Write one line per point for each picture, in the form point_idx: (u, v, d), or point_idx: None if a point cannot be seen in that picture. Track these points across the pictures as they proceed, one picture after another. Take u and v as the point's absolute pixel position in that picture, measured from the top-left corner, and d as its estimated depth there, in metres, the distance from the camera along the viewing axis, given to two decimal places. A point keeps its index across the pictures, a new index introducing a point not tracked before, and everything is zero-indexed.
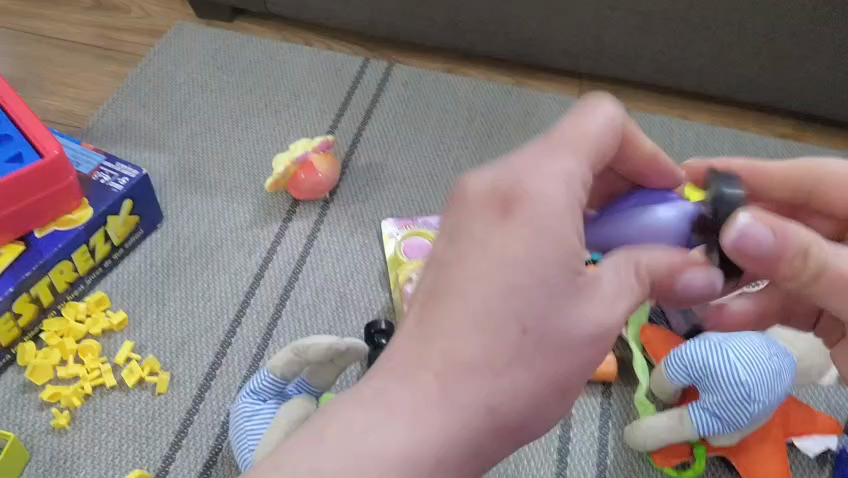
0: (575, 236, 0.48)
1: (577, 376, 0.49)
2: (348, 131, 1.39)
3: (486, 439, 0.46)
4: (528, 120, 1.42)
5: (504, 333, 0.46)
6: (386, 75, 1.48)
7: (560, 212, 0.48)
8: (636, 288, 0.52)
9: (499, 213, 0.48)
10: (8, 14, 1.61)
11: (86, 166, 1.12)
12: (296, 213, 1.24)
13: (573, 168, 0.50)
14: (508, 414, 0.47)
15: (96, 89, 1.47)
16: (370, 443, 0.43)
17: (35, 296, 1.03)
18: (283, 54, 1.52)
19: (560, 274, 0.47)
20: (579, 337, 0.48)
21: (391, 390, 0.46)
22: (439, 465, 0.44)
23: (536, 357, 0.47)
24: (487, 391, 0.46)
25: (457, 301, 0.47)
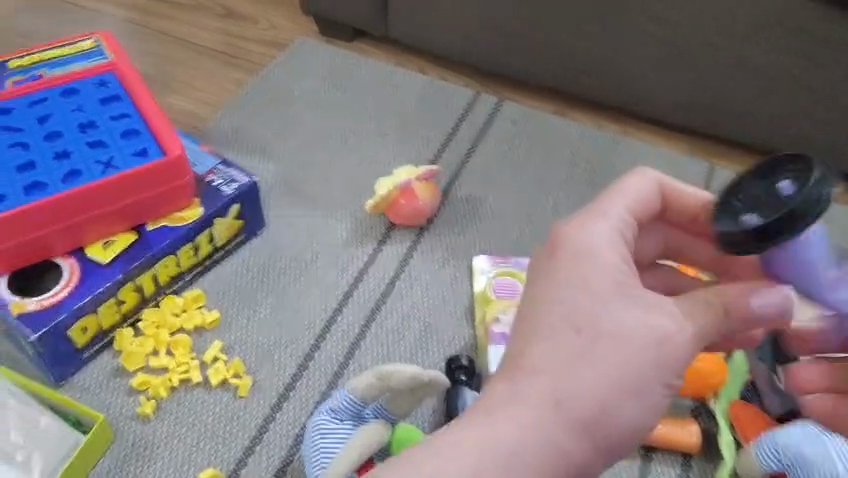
0: (614, 263, 0.56)
1: (648, 379, 0.53)
2: (450, 161, 1.40)
3: (563, 437, 0.52)
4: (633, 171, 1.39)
5: (562, 340, 0.54)
6: (495, 111, 1.48)
7: (603, 245, 0.57)
8: (703, 309, 0.55)
9: (552, 258, 0.58)
10: (146, 13, 1.71)
11: (201, 167, 1.17)
12: (391, 238, 1.26)
13: (613, 216, 0.59)
14: (580, 416, 0.52)
15: (218, 94, 1.53)
16: (457, 445, 0.52)
17: (138, 286, 1.08)
18: (397, 79, 1.55)
19: (603, 289, 0.55)
20: (635, 340, 0.53)
21: (483, 403, 0.54)
22: (516, 457, 0.52)
23: (596, 360, 0.53)
24: (554, 390, 0.53)
25: (524, 326, 0.56)
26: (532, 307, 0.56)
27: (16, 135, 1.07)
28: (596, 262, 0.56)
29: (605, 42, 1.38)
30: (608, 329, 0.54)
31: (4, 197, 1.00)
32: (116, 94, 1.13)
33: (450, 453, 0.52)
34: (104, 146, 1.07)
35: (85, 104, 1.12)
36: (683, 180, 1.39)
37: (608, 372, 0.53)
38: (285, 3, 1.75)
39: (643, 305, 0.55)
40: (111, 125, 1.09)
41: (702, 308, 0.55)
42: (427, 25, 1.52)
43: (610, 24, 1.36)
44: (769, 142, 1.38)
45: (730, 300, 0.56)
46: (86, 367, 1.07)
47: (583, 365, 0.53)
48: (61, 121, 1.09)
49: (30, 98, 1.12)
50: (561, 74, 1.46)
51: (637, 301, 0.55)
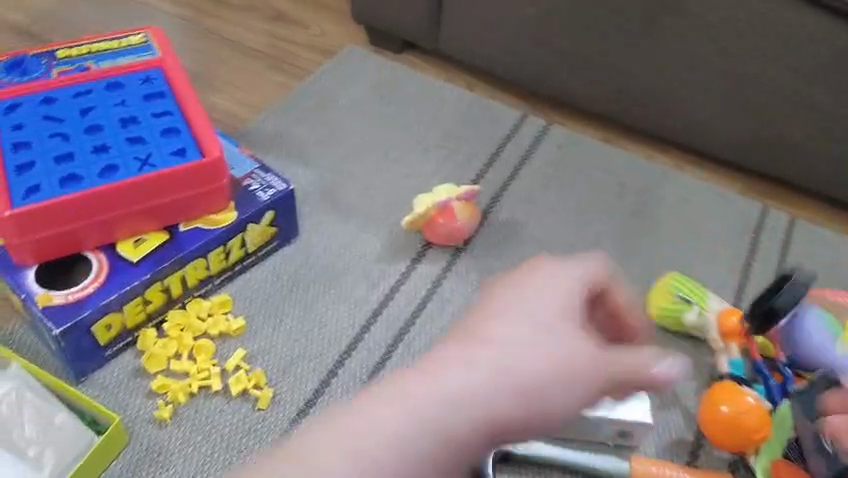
0: (542, 308, 0.57)
1: (541, 397, 0.54)
2: (493, 182, 1.36)
3: (449, 433, 0.52)
4: (682, 205, 1.34)
5: (472, 351, 0.55)
6: (543, 133, 1.44)
7: (541, 293, 0.58)
8: (593, 362, 0.55)
9: (495, 293, 0.59)
10: (198, 12, 1.71)
11: (239, 171, 1.15)
12: (425, 257, 1.22)
13: (560, 274, 0.59)
14: (471, 415, 0.53)
15: (262, 96, 1.52)
16: (356, 419, 0.52)
17: (166, 287, 1.06)
18: (443, 95, 1.52)
19: (527, 320, 0.57)
20: (537, 363, 0.55)
21: (385, 389, 0.54)
22: (397, 440, 0.51)
23: (497, 375, 0.54)
24: (450, 389, 0.53)
25: (448, 342, 0.56)
26: (460, 328, 0.57)
27: (58, 126, 1.06)
28: (527, 305, 0.57)
29: (664, 72, 1.33)
30: (515, 350, 0.55)
31: (39, 187, 0.98)
32: (160, 91, 1.12)
33: (343, 429, 0.52)
34: (144, 142, 1.05)
35: (129, 99, 1.11)
36: (734, 218, 1.33)
37: (504, 379, 0.54)
38: (336, 12, 1.74)
39: (552, 339, 0.56)
40: (153, 122, 1.08)
41: (596, 358, 0.56)
42: (479, 43, 1.49)
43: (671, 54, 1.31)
44: (828, 185, 1.32)
45: (626, 363, 0.55)
46: (107, 365, 1.05)
47: (484, 374, 0.54)
48: (103, 115, 1.08)
49: (75, 89, 1.11)
50: (614, 101, 1.42)
51: (549, 338, 0.56)
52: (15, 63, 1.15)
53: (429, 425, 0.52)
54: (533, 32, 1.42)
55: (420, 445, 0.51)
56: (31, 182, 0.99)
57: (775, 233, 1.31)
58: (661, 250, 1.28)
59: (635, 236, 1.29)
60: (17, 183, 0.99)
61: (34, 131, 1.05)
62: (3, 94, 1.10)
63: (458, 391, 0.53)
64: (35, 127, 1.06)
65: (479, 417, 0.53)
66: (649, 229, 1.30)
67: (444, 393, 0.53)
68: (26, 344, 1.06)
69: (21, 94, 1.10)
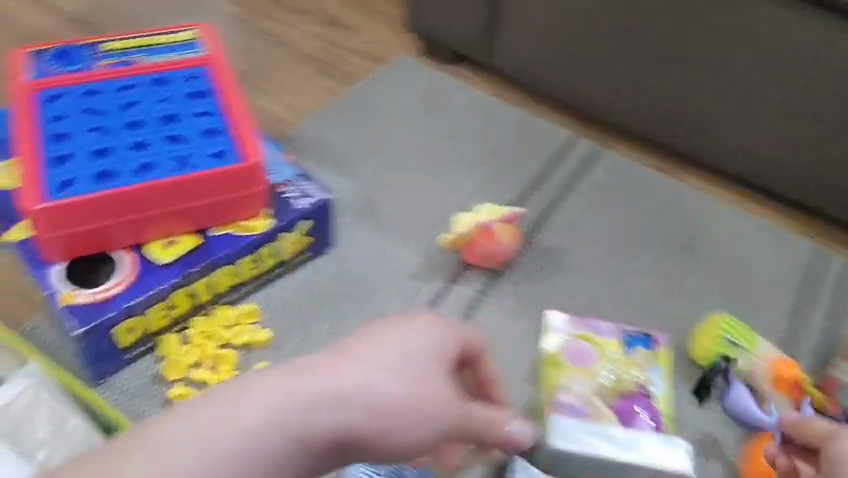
0: (420, 357, 0.60)
1: (397, 437, 0.57)
2: (538, 203, 1.31)
3: (306, 443, 0.51)
4: (736, 241, 1.27)
5: (345, 372, 0.55)
6: (593, 157, 1.38)
7: (419, 338, 0.61)
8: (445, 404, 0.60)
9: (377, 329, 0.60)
10: (250, 11, 1.69)
11: (277, 176, 1.11)
12: (462, 277, 1.17)
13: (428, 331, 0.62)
14: (338, 428, 0.53)
15: (308, 100, 1.49)
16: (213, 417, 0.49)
17: (192, 293, 1.03)
18: (493, 110, 1.47)
19: (404, 361, 0.59)
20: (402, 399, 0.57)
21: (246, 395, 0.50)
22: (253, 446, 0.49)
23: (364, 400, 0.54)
24: (318, 391, 0.52)
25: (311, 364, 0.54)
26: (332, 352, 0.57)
27: (99, 119, 1.04)
28: (402, 342, 0.60)
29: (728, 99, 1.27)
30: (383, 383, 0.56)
31: (74, 181, 0.96)
32: (204, 91, 1.10)
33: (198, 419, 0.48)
34: (183, 142, 1.02)
35: (172, 97, 1.08)
36: (791, 259, 1.25)
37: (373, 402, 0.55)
38: (389, 19, 1.71)
39: (424, 374, 0.59)
40: (194, 122, 1.05)
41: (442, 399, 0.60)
42: (534, 59, 1.44)
43: (737, 80, 1.25)
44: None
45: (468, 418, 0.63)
46: (126, 369, 1.03)
47: (357, 389, 0.54)
48: (145, 111, 1.06)
49: (119, 84, 1.10)
50: (671, 126, 1.36)
51: (416, 371, 0.59)
52: (60, 53, 1.13)
53: (281, 422, 0.50)
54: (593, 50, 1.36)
55: (270, 442, 0.49)
56: (66, 175, 0.97)
57: (836, 279, 1.23)
58: (711, 287, 1.21)
59: (683, 271, 1.23)
60: (52, 175, 0.97)
61: (75, 123, 1.03)
62: (47, 83, 1.08)
63: (318, 393, 0.52)
64: (76, 120, 1.04)
65: (331, 430, 0.52)
66: (700, 264, 1.24)
67: (308, 393, 0.52)
68: (49, 344, 1.05)
69: (65, 85, 1.09)
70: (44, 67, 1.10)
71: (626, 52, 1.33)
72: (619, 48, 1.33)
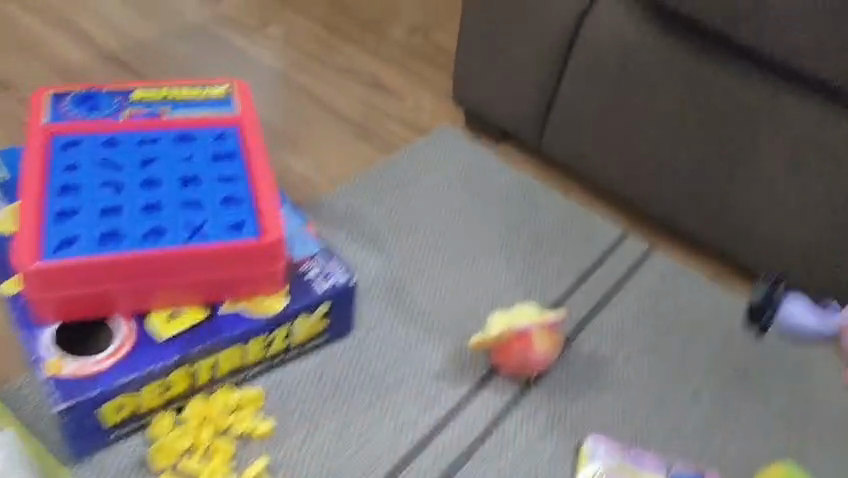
0: None
1: None
2: (581, 304, 1.19)
3: None
4: (799, 371, 1.14)
5: None
6: (642, 259, 1.27)
7: None
8: None
9: None
10: (295, 66, 1.63)
11: (300, 250, 1.02)
12: (489, 384, 1.05)
13: None
14: None
15: (342, 165, 1.40)
16: None
17: (193, 373, 0.92)
18: (539, 198, 1.37)
19: None
20: None
21: None
22: None
23: None
24: None
25: None
26: None
27: (114, 174, 0.97)
28: None
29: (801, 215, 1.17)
30: None
31: (76, 240, 0.88)
32: (231, 153, 1.03)
33: None
34: (201, 209, 0.94)
35: (196, 157, 1.02)
36: None
37: None
38: (436, 87, 1.64)
39: None
40: (215, 187, 0.98)
41: None
42: (589, 146, 1.34)
43: (812, 194, 1.15)
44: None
45: None
46: (105, 449, 0.91)
47: None
48: (164, 170, 0.99)
49: (140, 137, 1.04)
50: (733, 234, 1.25)
51: None
52: (85, 98, 1.09)
53: None
54: (655, 145, 1.27)
55: None
56: (69, 232, 0.89)
57: None
58: (769, 423, 1.08)
59: (735, 402, 1.10)
60: (54, 231, 0.89)
61: (87, 176, 0.97)
62: (66, 129, 1.02)
63: None
64: (90, 173, 0.97)
65: None
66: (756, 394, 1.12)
67: None
68: (28, 408, 0.94)
69: (85, 132, 1.03)
70: (63, 111, 1.06)
71: (690, 151, 1.24)
72: (683, 146, 1.24)
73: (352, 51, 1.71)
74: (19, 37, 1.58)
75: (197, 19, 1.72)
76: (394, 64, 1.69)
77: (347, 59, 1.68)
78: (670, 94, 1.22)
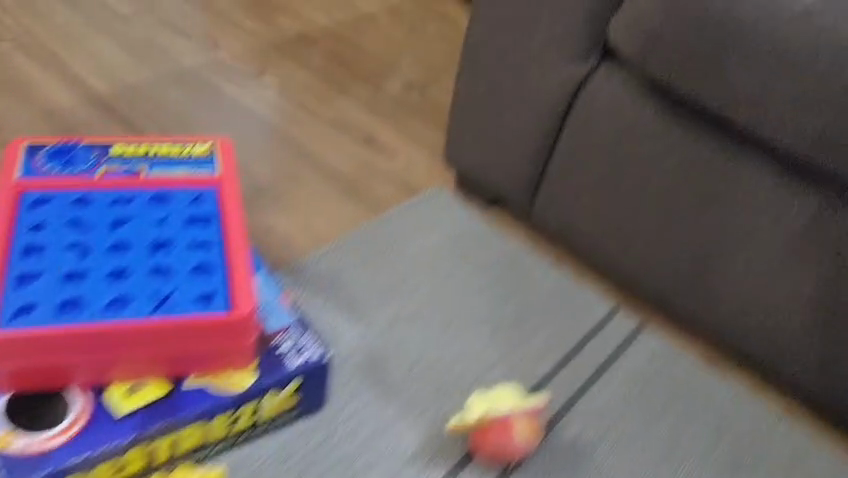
0: None
1: None
2: (565, 386, 1.15)
3: None
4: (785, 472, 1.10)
5: None
6: (631, 338, 1.23)
7: None
8: None
9: None
10: (286, 117, 1.61)
11: (275, 320, 0.97)
12: (463, 470, 1.01)
13: None
14: None
15: (328, 224, 1.37)
16: None
17: (151, 451, 0.87)
18: (529, 272, 1.32)
19: None
20: None
21: None
22: None
23: None
24: None
25: None
26: None
27: (82, 236, 0.94)
28: None
29: (795, 305, 1.13)
30: None
31: (34, 307, 0.85)
32: (207, 217, 0.99)
33: None
34: (169, 277, 0.91)
35: (170, 221, 0.98)
36: None
37: None
38: (428, 145, 1.61)
39: None
40: (187, 254, 0.94)
41: None
42: (582, 218, 1.31)
43: (809, 285, 1.11)
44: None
45: None
46: None
47: None
48: (135, 233, 0.96)
49: (115, 196, 1.01)
50: (726, 319, 1.21)
51: None
52: (62, 150, 1.05)
53: None
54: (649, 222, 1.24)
55: None
56: (28, 299, 0.85)
57: None
58: None
59: None
60: (12, 297, 0.85)
61: (54, 237, 0.93)
62: (38, 185, 1.00)
63: None
64: (57, 234, 0.94)
65: None
66: None
67: None
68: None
69: (58, 189, 1.00)
70: (36, 165, 1.02)
71: (685, 231, 1.20)
72: (679, 225, 1.21)
73: (346, 104, 1.69)
74: (9, 77, 1.56)
75: (191, 64, 1.70)
76: (387, 119, 1.67)
77: (340, 112, 1.66)
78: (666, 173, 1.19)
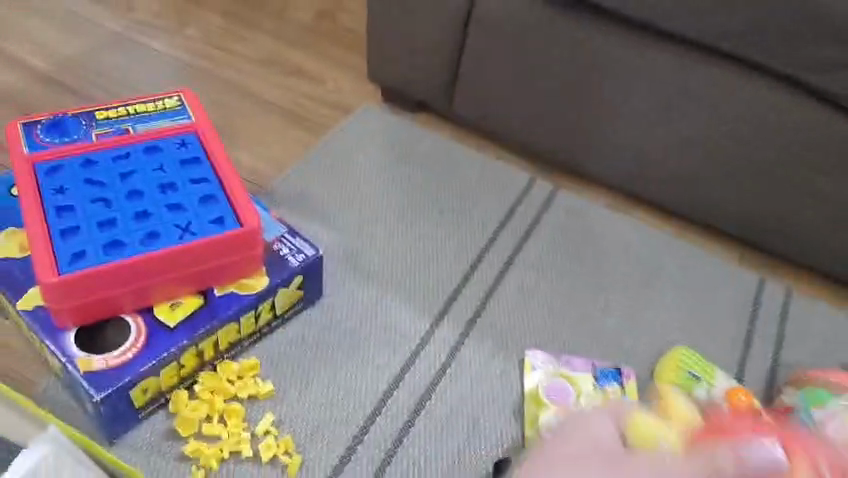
0: None
1: None
2: (502, 251, 1.40)
3: None
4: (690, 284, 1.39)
5: None
6: (552, 199, 1.49)
7: None
8: None
9: None
10: (213, 61, 1.71)
11: (269, 234, 1.18)
12: (441, 324, 1.27)
13: None
14: None
15: (284, 154, 1.54)
16: None
17: (200, 351, 1.08)
18: (460, 161, 1.55)
19: None
20: None
21: None
22: None
23: None
24: None
25: None
26: None
27: (99, 190, 1.11)
28: None
29: (695, 147, 1.40)
30: None
31: (84, 254, 1.02)
32: (195, 157, 1.17)
33: None
34: (184, 210, 1.10)
35: (166, 165, 1.15)
36: (732, 290, 1.40)
37: None
38: (352, 69, 1.76)
39: None
40: (190, 189, 1.13)
41: None
42: (507, 112, 1.53)
43: (711, 132, 1.37)
44: (845, 263, 1.38)
45: None
46: (138, 426, 1.07)
47: None
48: (142, 180, 1.13)
49: (113, 152, 1.16)
50: (636, 171, 1.47)
51: None
52: (54, 123, 1.19)
53: None
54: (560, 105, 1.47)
55: None
56: (78, 247, 1.03)
57: (772, 310, 1.37)
58: (674, 326, 1.34)
59: (640, 310, 1.35)
60: (62, 248, 1.03)
61: (77, 195, 1.10)
62: (46, 156, 1.13)
63: None
64: (78, 192, 1.10)
65: None
66: (653, 300, 1.37)
67: None
68: (59, 403, 1.07)
69: (64, 156, 1.14)
70: (37, 138, 1.16)
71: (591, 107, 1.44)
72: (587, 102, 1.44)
73: (268, 41, 1.79)
74: None
75: (115, 26, 1.76)
76: (310, 49, 1.79)
77: (263, 49, 1.77)
78: (581, 53, 1.40)
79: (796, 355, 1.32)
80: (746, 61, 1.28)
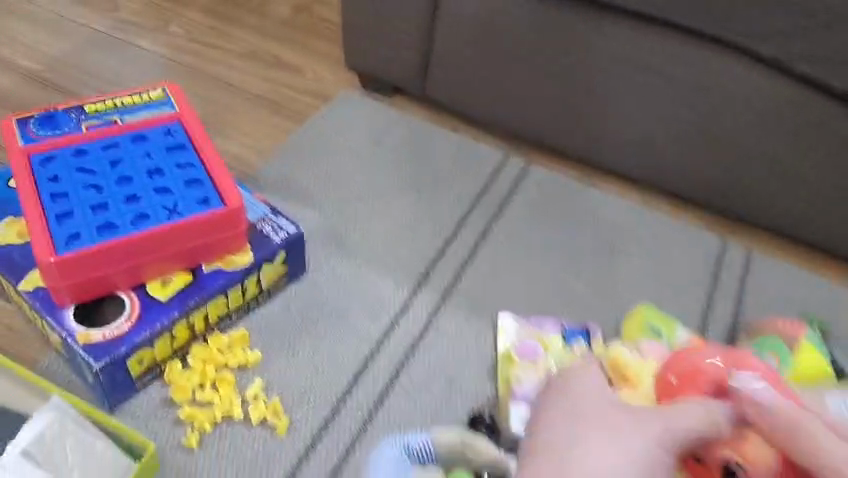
0: None
1: None
2: (476, 223, 1.48)
3: None
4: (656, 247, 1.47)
5: None
6: (523, 173, 1.57)
7: None
8: None
9: None
10: (197, 56, 1.79)
11: (252, 214, 1.26)
12: (419, 293, 1.34)
13: None
14: None
15: (268, 142, 1.61)
16: None
17: (191, 324, 1.16)
18: (435, 141, 1.63)
19: None
20: None
21: None
22: None
23: None
24: None
25: None
26: None
27: (91, 178, 1.18)
28: None
29: (654, 118, 1.48)
30: None
31: (78, 235, 1.10)
32: (180, 144, 1.25)
33: None
34: (170, 193, 1.17)
35: (153, 152, 1.23)
36: (695, 252, 1.48)
37: None
38: (331, 59, 1.83)
39: None
40: (176, 173, 1.20)
41: None
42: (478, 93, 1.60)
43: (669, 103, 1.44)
44: (800, 221, 1.46)
45: None
46: (135, 395, 1.14)
47: None
48: (130, 167, 1.20)
49: (103, 142, 1.24)
50: (602, 144, 1.55)
51: None
52: (47, 119, 1.27)
53: None
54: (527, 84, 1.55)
55: None
56: (73, 229, 1.11)
57: (734, 269, 1.45)
58: (641, 288, 1.42)
59: (608, 274, 1.43)
60: (58, 231, 1.10)
61: (70, 183, 1.17)
62: (40, 148, 1.21)
63: None
64: (71, 180, 1.17)
65: None
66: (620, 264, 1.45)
67: None
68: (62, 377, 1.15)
69: (57, 147, 1.22)
70: (32, 133, 1.24)
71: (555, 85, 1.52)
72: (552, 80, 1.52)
73: (249, 35, 1.86)
74: None
75: (101, 27, 1.83)
76: (290, 42, 1.86)
77: (245, 43, 1.84)
78: (544, 34, 1.47)
79: (757, 308, 1.40)
80: (696, 34, 1.35)
